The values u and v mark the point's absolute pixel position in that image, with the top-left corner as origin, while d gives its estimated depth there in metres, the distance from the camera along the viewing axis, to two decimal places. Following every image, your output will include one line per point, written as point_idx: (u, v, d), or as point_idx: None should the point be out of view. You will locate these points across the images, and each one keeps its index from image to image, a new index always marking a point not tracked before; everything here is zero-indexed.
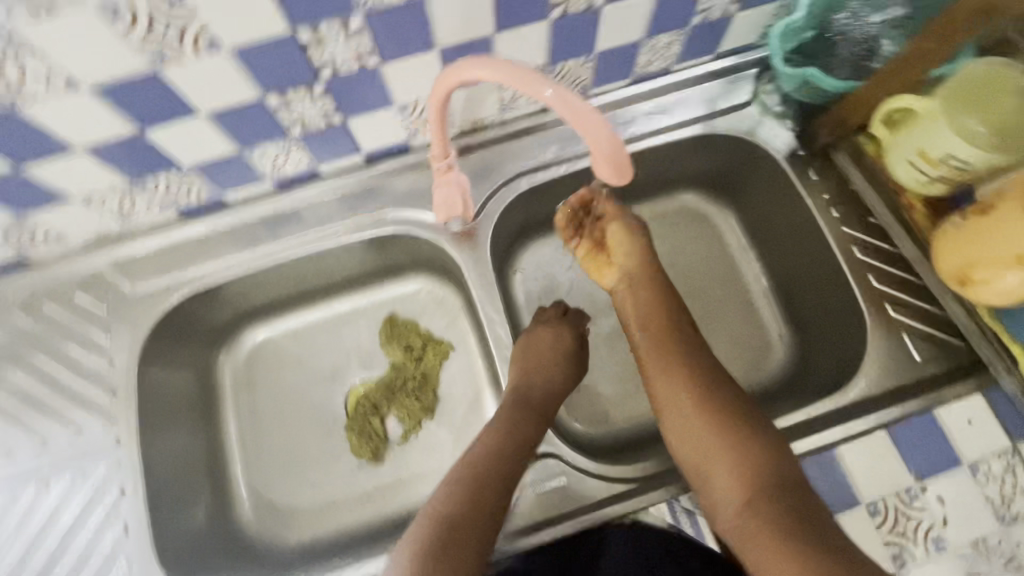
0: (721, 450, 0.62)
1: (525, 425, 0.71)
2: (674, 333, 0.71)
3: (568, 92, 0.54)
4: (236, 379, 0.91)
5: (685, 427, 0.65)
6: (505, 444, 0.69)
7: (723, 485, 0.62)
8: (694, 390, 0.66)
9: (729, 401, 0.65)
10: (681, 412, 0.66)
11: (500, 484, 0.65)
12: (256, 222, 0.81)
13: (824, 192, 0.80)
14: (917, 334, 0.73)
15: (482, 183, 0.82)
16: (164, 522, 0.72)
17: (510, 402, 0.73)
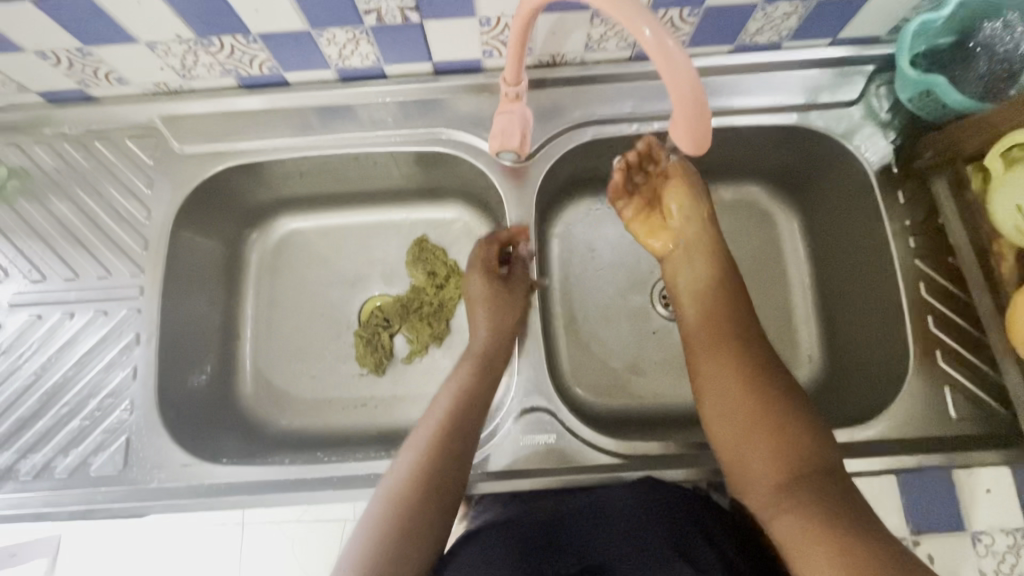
0: (765, 431, 0.58)
1: (484, 389, 0.70)
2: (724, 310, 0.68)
3: (668, 37, 0.48)
4: (262, 262, 0.92)
5: (728, 402, 0.61)
6: (463, 408, 0.67)
7: (763, 466, 0.57)
8: (738, 366, 0.63)
9: (771, 380, 0.61)
10: (725, 388, 0.62)
11: (456, 452, 0.64)
12: (311, 110, 0.79)
13: (906, 218, 0.74)
14: (961, 389, 0.68)
15: (547, 123, 0.78)
16: (171, 376, 0.75)
17: (467, 365, 0.72)
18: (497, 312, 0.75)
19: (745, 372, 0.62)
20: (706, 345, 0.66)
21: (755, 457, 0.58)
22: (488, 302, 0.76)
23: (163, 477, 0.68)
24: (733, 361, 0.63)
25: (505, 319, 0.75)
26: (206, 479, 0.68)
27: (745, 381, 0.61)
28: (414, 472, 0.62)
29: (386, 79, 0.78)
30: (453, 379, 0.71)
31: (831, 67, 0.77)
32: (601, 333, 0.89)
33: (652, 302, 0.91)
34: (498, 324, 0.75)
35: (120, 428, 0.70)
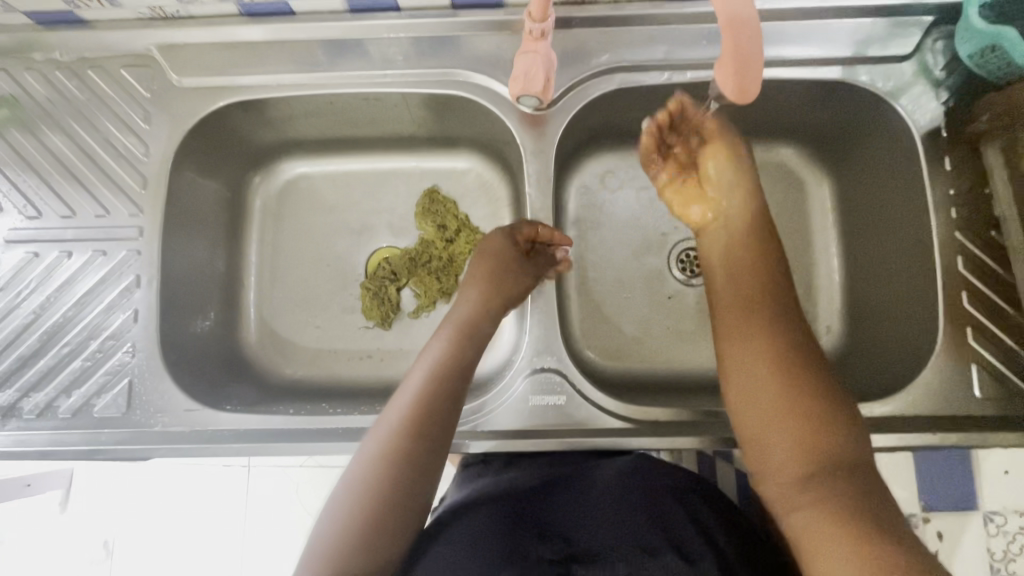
0: (799, 427, 0.49)
1: (466, 355, 0.62)
2: (760, 278, 0.57)
3: None
4: (266, 207, 0.89)
5: (759, 392, 0.51)
6: (433, 394, 0.58)
7: (788, 461, 0.49)
8: (774, 347, 0.52)
9: (806, 363, 0.51)
10: (754, 375, 0.52)
11: (429, 440, 0.56)
12: (318, 44, 0.73)
13: (951, 186, 0.69)
14: (988, 369, 0.65)
15: (570, 68, 0.72)
16: (172, 321, 0.73)
17: (445, 332, 0.65)
18: (493, 288, 0.69)
19: (780, 356, 0.51)
20: (734, 320, 0.55)
21: (783, 454, 0.49)
22: (492, 272, 0.69)
23: (167, 422, 0.67)
24: (765, 341, 0.53)
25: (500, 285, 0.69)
26: (209, 425, 0.67)
27: (780, 366, 0.51)
28: (381, 465, 0.54)
29: (399, 12, 0.72)
30: (435, 340, 0.64)
31: (885, 16, 0.70)
32: (614, 295, 0.87)
33: (669, 265, 0.88)
34: (490, 303, 0.68)
35: (123, 370, 0.69)
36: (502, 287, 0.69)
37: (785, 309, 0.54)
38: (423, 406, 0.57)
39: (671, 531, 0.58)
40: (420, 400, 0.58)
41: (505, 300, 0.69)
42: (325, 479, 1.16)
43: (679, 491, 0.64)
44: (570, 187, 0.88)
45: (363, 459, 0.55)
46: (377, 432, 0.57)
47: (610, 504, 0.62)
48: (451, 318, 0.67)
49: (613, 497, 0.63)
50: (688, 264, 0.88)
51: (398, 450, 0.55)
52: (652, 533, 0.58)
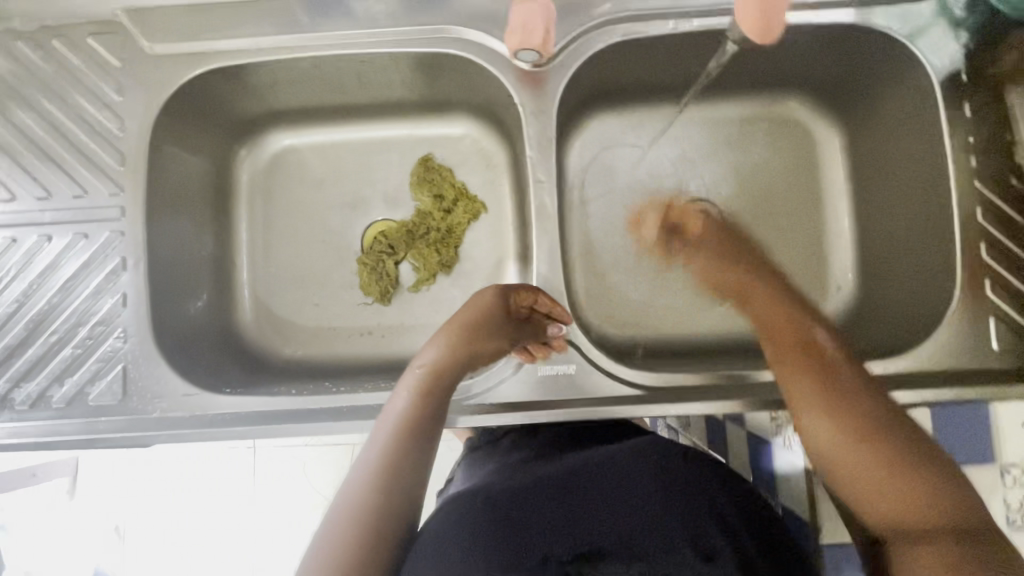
0: (905, 492, 0.53)
1: (429, 405, 0.60)
2: (806, 338, 0.65)
3: None
4: (253, 182, 0.85)
5: (827, 429, 0.57)
6: (394, 451, 0.56)
7: (891, 509, 0.53)
8: (839, 405, 0.58)
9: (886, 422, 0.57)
10: (823, 429, 0.58)
11: (394, 497, 0.55)
12: (299, 3, 0.69)
13: (970, 134, 0.66)
14: (1006, 321, 0.64)
15: (569, 20, 0.68)
16: (164, 304, 0.70)
17: (409, 382, 0.62)
18: (462, 338, 0.65)
19: (841, 399, 0.58)
20: (784, 371, 0.63)
21: (896, 499, 0.53)
22: (461, 324, 0.66)
23: (165, 407, 0.65)
24: (845, 400, 0.58)
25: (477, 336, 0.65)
26: (209, 410, 0.65)
27: (857, 420, 0.57)
28: (350, 524, 0.53)
29: None
30: (403, 396, 0.61)
31: None
32: (619, 261, 0.85)
33: (674, 228, 0.86)
34: (456, 350, 0.64)
35: (115, 356, 0.66)
36: (475, 336, 0.65)
37: (853, 373, 0.61)
38: (387, 465, 0.56)
39: (691, 524, 0.57)
40: (382, 459, 0.56)
41: (475, 347, 0.65)
42: (332, 459, 1.15)
43: (694, 471, 0.62)
44: (570, 150, 0.85)
45: (335, 515, 0.54)
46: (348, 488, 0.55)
47: (623, 488, 0.60)
48: (416, 367, 0.64)
49: (626, 478, 0.61)
50: None
51: (364, 509, 0.53)
52: (671, 525, 0.57)
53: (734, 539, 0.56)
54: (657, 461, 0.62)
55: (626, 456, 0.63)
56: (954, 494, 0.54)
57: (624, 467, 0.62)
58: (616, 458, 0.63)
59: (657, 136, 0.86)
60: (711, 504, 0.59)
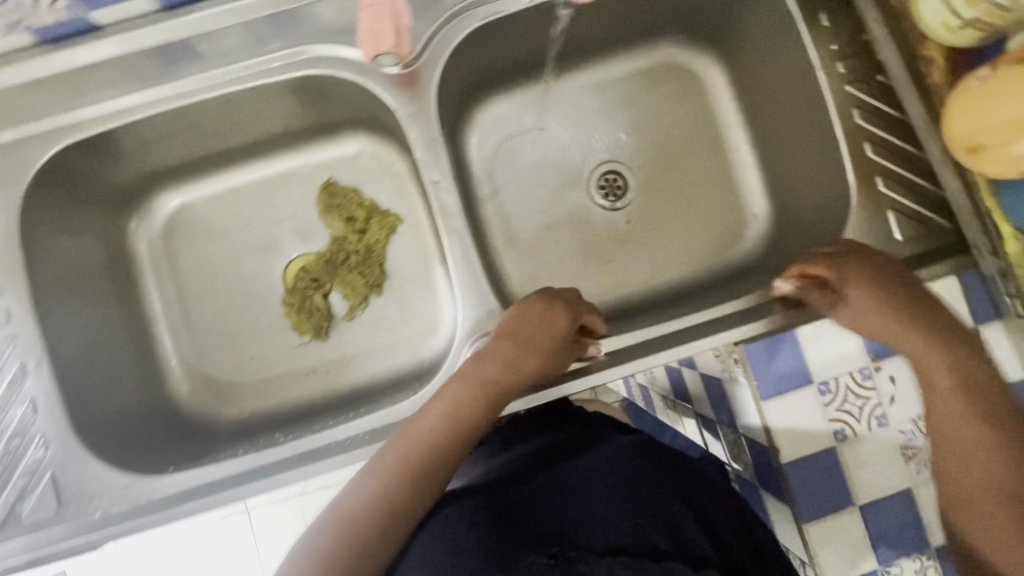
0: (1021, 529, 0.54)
1: (480, 415, 0.59)
2: (959, 364, 0.59)
3: None
4: (154, 249, 0.81)
5: (969, 458, 0.56)
6: (439, 449, 0.58)
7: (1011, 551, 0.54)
8: (977, 418, 0.57)
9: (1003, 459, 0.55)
10: (958, 436, 0.57)
11: (426, 492, 0.57)
12: (143, 56, 0.65)
13: (833, 41, 0.68)
14: (903, 211, 0.66)
15: (425, 14, 0.66)
16: (82, 400, 0.66)
17: (470, 384, 0.59)
18: (533, 357, 0.61)
19: (981, 415, 0.57)
20: (921, 354, 0.59)
21: (978, 515, 0.56)
22: (529, 338, 0.61)
23: (106, 505, 0.62)
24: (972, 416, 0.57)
25: (534, 354, 0.61)
26: (156, 494, 0.63)
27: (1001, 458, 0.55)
28: (368, 506, 0.55)
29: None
30: (453, 387, 0.60)
31: None
32: (543, 240, 0.85)
33: (590, 194, 0.86)
34: (520, 365, 0.60)
35: (40, 467, 0.63)
36: (545, 357, 0.61)
37: (960, 365, 0.58)
38: (427, 464, 0.57)
39: (673, 525, 0.55)
40: (424, 453, 0.57)
41: (542, 370, 0.61)
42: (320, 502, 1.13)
43: (677, 468, 0.61)
44: (469, 142, 0.84)
45: (357, 496, 0.56)
46: (378, 469, 0.57)
47: (607, 489, 0.58)
48: (477, 371, 0.60)
49: (610, 478, 0.59)
50: (608, 188, 0.86)
51: (388, 498, 0.56)
52: (655, 529, 0.54)
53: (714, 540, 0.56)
54: (644, 459, 0.60)
55: (608, 458, 0.61)
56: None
57: (610, 466, 0.60)
58: (602, 460, 0.61)
59: (552, 109, 0.86)
60: (691, 503, 0.58)
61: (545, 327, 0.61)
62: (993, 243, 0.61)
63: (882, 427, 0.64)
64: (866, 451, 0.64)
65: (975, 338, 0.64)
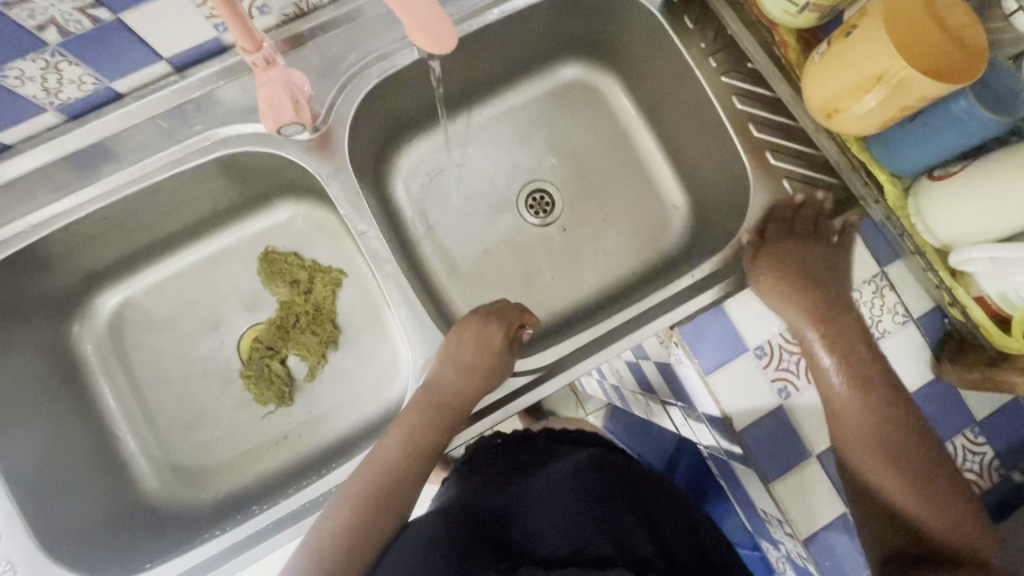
0: (931, 485, 0.59)
1: (437, 434, 0.65)
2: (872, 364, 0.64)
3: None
4: (101, 349, 0.81)
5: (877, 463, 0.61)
6: (400, 470, 0.63)
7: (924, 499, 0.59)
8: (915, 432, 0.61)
9: (908, 446, 0.61)
10: (889, 481, 0.60)
11: (393, 513, 0.61)
12: (58, 165, 0.67)
13: (701, 41, 0.75)
14: (796, 178, 0.72)
15: (325, 79, 0.70)
16: (45, 516, 0.65)
17: (422, 407, 0.65)
18: (478, 376, 0.66)
19: (905, 467, 0.60)
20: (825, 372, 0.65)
21: (924, 495, 0.59)
22: (470, 353, 0.67)
23: None
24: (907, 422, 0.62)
25: (478, 365, 0.66)
26: None
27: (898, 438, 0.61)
28: (339, 532, 0.58)
29: (125, 99, 0.67)
30: (408, 413, 0.66)
31: None
32: (484, 265, 0.88)
33: (521, 215, 0.90)
34: (467, 379, 0.66)
35: None
36: (489, 373, 0.66)
37: (847, 371, 0.64)
38: (390, 485, 0.62)
39: (618, 532, 0.56)
40: (386, 478, 0.62)
41: (486, 387, 0.67)
42: None
43: (619, 478, 0.64)
44: (397, 189, 0.88)
45: (326, 528, 0.59)
46: (344, 500, 0.60)
47: (560, 506, 0.59)
48: (430, 396, 0.66)
49: (567, 495, 0.60)
50: (537, 206, 0.91)
51: (357, 526, 0.59)
52: (601, 538, 0.55)
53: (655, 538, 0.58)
54: (595, 475, 0.62)
55: (570, 474, 0.62)
56: (924, 469, 0.60)
57: (564, 487, 0.61)
58: (556, 479, 0.62)
59: (469, 143, 0.91)
60: (632, 509, 0.60)
61: (481, 339, 0.68)
62: (874, 191, 0.66)
63: (818, 377, 0.67)
64: (809, 401, 0.67)
65: (884, 280, 0.69)
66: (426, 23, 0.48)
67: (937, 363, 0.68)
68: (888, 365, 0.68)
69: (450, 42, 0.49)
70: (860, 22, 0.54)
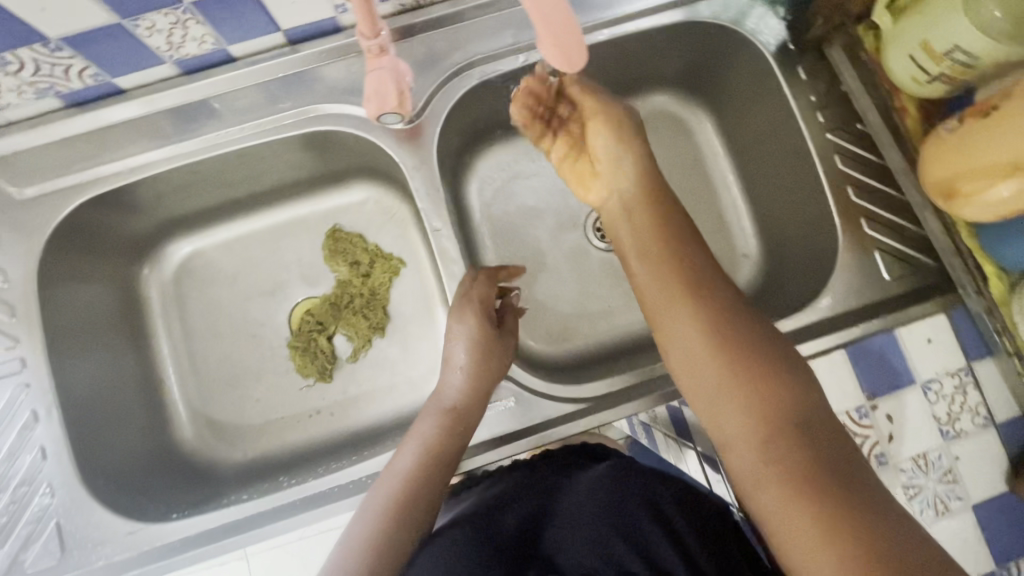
0: (747, 417, 0.46)
1: (452, 442, 0.64)
2: (698, 281, 0.51)
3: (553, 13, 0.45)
4: (164, 295, 0.83)
5: (733, 417, 0.47)
6: (421, 481, 0.61)
7: (752, 448, 0.46)
8: (749, 373, 0.47)
9: (765, 385, 0.46)
10: (757, 454, 0.45)
11: (418, 527, 0.59)
12: (161, 114, 0.69)
13: (811, 92, 0.72)
14: (889, 252, 0.68)
15: (427, 73, 0.71)
16: (88, 446, 0.67)
17: (437, 414, 0.65)
18: (479, 372, 0.66)
19: (777, 427, 0.45)
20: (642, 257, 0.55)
21: (749, 451, 0.46)
22: (470, 355, 0.66)
23: (109, 553, 0.62)
24: (733, 355, 0.47)
25: (479, 365, 0.66)
26: (157, 541, 0.63)
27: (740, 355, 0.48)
28: (365, 547, 0.57)
29: (237, 62, 0.69)
30: (423, 421, 0.65)
31: None
32: (543, 279, 0.86)
33: (587, 236, 0.88)
34: (471, 379, 0.66)
35: (45, 514, 0.63)
36: (488, 365, 0.66)
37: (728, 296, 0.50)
38: (409, 496, 0.60)
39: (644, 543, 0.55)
40: (407, 490, 0.61)
41: (495, 377, 0.67)
42: None
43: (647, 483, 0.60)
44: (470, 189, 0.87)
45: (348, 542, 0.58)
46: (366, 511, 0.60)
47: (579, 517, 0.60)
48: (440, 401, 0.66)
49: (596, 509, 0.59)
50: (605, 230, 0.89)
51: (377, 538, 0.58)
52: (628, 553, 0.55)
53: (682, 550, 0.54)
54: (616, 480, 0.60)
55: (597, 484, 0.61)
56: (749, 415, 0.46)
57: (580, 495, 0.61)
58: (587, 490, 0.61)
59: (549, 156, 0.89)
60: (658, 516, 0.57)
61: (463, 343, 0.67)
62: (976, 281, 0.62)
63: (881, 466, 0.65)
64: None
65: (969, 377, 0.65)
66: (563, 44, 0.48)
67: (1013, 475, 0.64)
68: (957, 467, 0.64)
69: (574, 64, 0.49)
70: (1003, 104, 0.50)
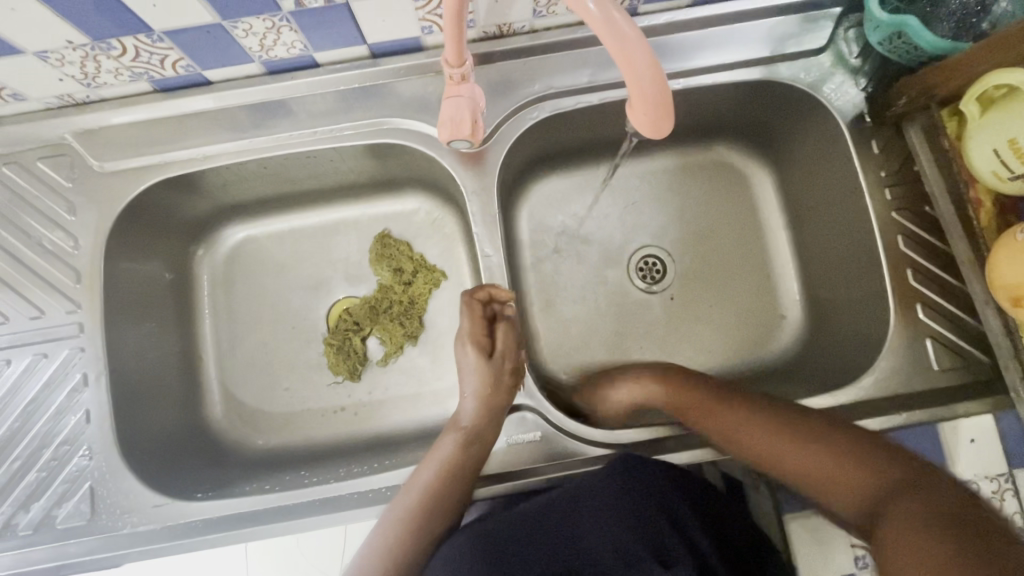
0: (835, 467, 0.56)
1: (467, 461, 0.65)
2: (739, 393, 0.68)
3: (661, 122, 0.50)
4: (214, 276, 0.86)
5: (832, 474, 0.56)
6: (436, 498, 0.63)
7: (848, 487, 0.54)
8: (836, 450, 0.57)
9: (834, 438, 0.58)
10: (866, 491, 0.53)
11: (436, 536, 0.63)
12: (240, 108, 0.71)
13: (882, 168, 0.71)
14: (942, 342, 0.67)
15: (500, 101, 0.72)
16: (129, 415, 0.70)
17: (454, 432, 0.67)
18: (489, 392, 0.68)
19: (870, 467, 0.54)
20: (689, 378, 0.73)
21: (842, 490, 0.55)
22: (483, 378, 0.69)
23: (135, 522, 0.65)
24: (800, 436, 0.60)
25: (488, 386, 0.68)
26: (182, 518, 0.66)
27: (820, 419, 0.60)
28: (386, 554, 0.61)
29: (319, 67, 0.71)
30: (442, 439, 0.67)
31: (795, 12, 0.72)
32: (579, 312, 0.86)
33: (629, 276, 0.87)
34: (484, 398, 0.67)
35: (81, 475, 0.66)
36: (498, 388, 0.68)
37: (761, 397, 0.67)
38: (427, 513, 0.62)
39: (657, 540, 0.55)
40: (423, 506, 0.63)
41: (507, 398, 0.68)
42: None
43: (657, 483, 0.60)
44: (520, 213, 0.88)
45: (370, 547, 0.62)
46: (387, 521, 0.62)
47: (580, 514, 0.59)
48: (455, 420, 0.68)
49: (599, 509, 0.58)
50: (647, 271, 0.88)
51: (399, 549, 0.61)
52: (637, 544, 0.55)
53: (696, 551, 0.55)
54: (618, 477, 0.60)
55: (597, 484, 0.60)
56: (851, 466, 0.55)
57: (582, 493, 0.60)
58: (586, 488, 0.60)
59: (604, 191, 0.89)
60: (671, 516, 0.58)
61: (470, 362, 0.71)
62: None
63: None
64: None
65: (1008, 483, 0.65)
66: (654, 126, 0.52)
67: None
68: None
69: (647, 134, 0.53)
70: None
